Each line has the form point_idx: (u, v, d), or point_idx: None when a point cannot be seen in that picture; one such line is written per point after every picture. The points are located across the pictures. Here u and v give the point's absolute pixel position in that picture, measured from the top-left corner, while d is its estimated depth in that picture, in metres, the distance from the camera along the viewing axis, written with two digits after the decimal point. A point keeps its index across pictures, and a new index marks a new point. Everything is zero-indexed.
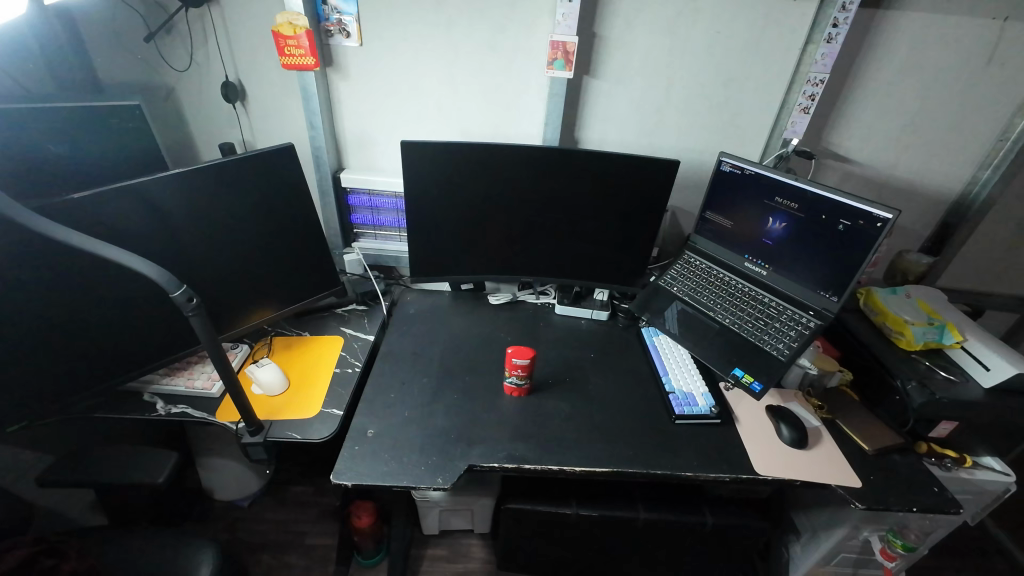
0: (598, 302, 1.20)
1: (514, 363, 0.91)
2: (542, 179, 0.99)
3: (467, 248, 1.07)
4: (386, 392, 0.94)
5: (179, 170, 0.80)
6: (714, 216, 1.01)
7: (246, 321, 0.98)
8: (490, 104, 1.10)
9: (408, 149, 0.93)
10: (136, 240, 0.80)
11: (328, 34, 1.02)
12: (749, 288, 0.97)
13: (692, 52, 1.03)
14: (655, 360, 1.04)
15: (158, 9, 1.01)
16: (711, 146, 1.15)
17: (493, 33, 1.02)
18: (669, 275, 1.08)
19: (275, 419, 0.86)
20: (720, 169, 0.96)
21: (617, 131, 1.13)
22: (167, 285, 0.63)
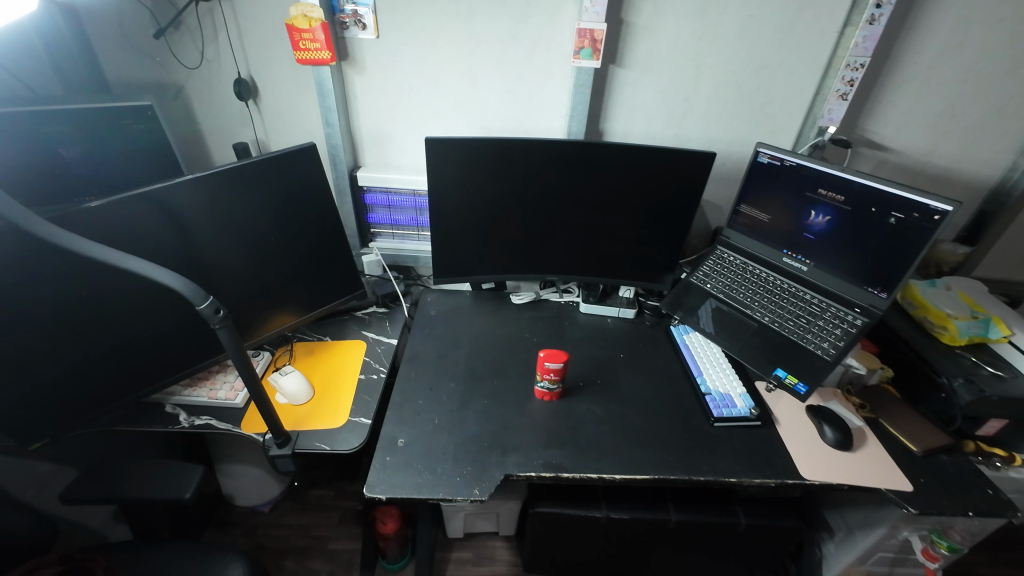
0: (624, 300, 1.17)
1: (547, 367, 0.88)
2: (570, 174, 0.95)
3: (491, 247, 1.03)
4: (414, 398, 0.91)
5: (199, 174, 0.76)
6: (749, 210, 0.97)
7: (268, 328, 0.95)
8: (511, 96, 1.06)
9: (433, 146, 0.89)
10: (154, 249, 0.77)
11: (343, 26, 0.97)
12: (789, 284, 0.93)
13: (724, 38, 0.99)
14: (688, 360, 1.01)
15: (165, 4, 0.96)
16: (741, 136, 1.10)
17: (516, 22, 0.97)
18: (702, 272, 1.04)
19: (302, 429, 0.84)
20: (757, 161, 0.92)
21: (643, 122, 1.09)
22: (193, 297, 0.60)
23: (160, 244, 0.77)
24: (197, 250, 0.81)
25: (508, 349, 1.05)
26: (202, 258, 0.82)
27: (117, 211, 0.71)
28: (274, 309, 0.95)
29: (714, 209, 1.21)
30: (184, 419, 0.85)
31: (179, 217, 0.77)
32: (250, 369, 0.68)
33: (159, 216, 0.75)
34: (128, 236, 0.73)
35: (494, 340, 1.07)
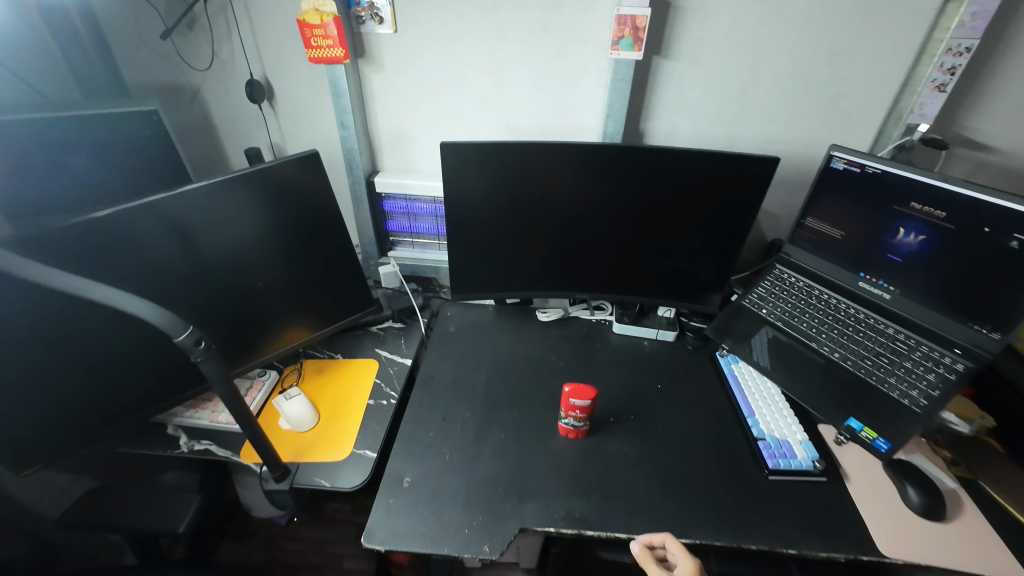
0: (663, 320, 1.04)
1: (572, 403, 0.77)
2: (603, 182, 0.83)
3: (515, 262, 0.94)
4: (424, 429, 0.83)
5: (198, 185, 0.70)
6: (817, 224, 0.82)
7: (276, 347, 0.90)
8: (540, 93, 0.95)
9: (449, 151, 0.80)
10: (152, 266, 0.71)
11: (358, 20, 0.90)
12: (866, 314, 0.78)
13: (791, 21, 0.84)
14: (737, 396, 0.88)
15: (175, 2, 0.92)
16: (808, 135, 0.95)
17: (546, 10, 0.86)
18: (755, 295, 0.90)
19: (302, 461, 0.78)
20: (830, 166, 0.78)
21: (691, 120, 0.96)
22: (170, 328, 0.53)
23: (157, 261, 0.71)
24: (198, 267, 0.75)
25: (531, 373, 0.95)
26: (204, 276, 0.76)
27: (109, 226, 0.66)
28: (282, 326, 0.89)
29: (770, 220, 1.06)
30: (185, 443, 0.81)
31: (177, 232, 0.72)
32: (240, 402, 0.62)
33: (155, 231, 0.70)
34: (123, 253, 0.68)
35: (515, 362, 0.97)
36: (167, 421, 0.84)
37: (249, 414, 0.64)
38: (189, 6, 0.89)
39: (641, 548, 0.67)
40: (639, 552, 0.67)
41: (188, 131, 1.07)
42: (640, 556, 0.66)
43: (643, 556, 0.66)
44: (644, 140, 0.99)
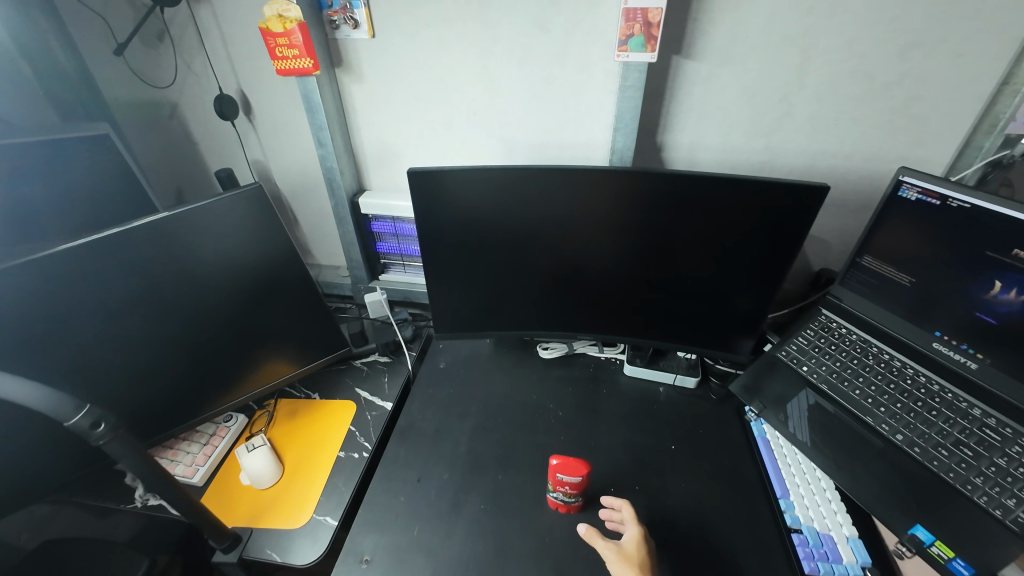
0: (684, 362, 0.89)
1: (560, 479, 0.65)
2: (604, 210, 0.70)
3: (506, 297, 0.82)
4: (394, 491, 0.73)
5: (153, 218, 0.61)
6: (878, 266, 0.68)
7: (239, 395, 0.80)
8: (539, 102, 0.82)
9: (418, 179, 0.69)
10: (93, 312, 0.61)
11: (332, 26, 0.80)
12: (941, 387, 0.62)
13: (852, 5, 0.66)
14: (769, 469, 0.72)
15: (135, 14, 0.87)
16: (870, 147, 0.77)
17: (543, 4, 0.73)
18: (794, 347, 0.74)
19: (255, 526, 0.70)
20: (899, 195, 0.64)
21: (720, 130, 0.80)
22: (61, 411, 0.45)
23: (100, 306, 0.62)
24: (150, 311, 0.65)
25: (524, 424, 0.83)
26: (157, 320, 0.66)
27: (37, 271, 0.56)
28: (256, 366, 0.80)
29: (818, 246, 0.89)
30: (140, 495, 0.76)
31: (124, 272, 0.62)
32: (165, 474, 0.55)
33: (93, 273, 0.60)
34: (58, 300, 0.59)
35: (508, 410, 0.85)
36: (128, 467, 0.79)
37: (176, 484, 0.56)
38: (145, 16, 0.83)
39: (588, 528, 0.65)
40: (586, 531, 0.65)
41: (170, 148, 1.03)
42: (587, 534, 0.64)
43: (590, 533, 0.64)
44: (662, 154, 0.84)
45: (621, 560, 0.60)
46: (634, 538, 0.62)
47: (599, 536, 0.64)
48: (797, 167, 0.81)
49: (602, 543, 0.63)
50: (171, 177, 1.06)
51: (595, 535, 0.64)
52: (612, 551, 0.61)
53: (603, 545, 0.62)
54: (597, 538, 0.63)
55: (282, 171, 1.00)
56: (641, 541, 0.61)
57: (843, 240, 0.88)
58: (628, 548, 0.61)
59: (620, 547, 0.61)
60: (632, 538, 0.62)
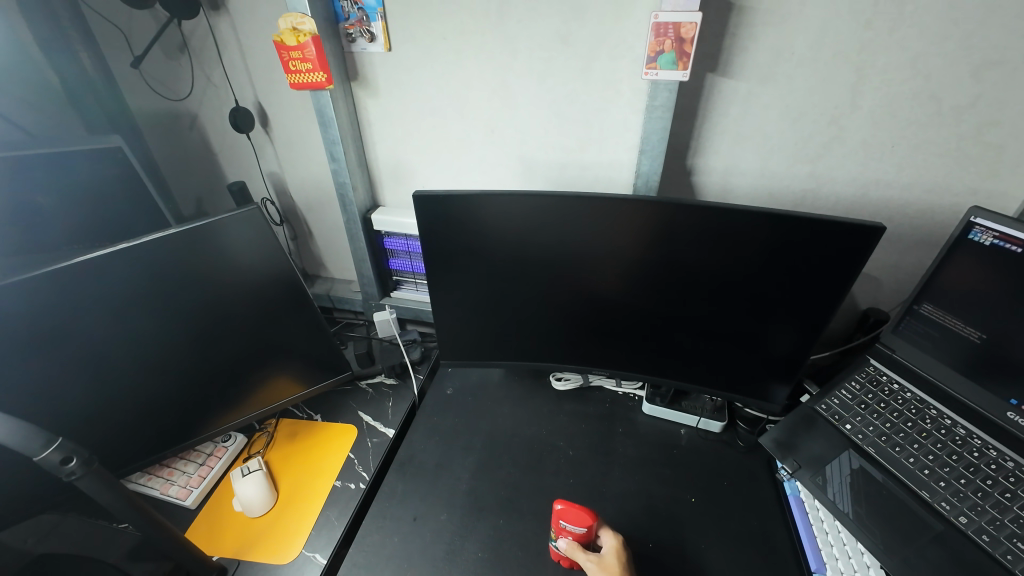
0: (709, 405, 0.81)
1: (563, 527, 0.59)
2: (624, 241, 0.64)
3: (516, 327, 0.77)
4: (388, 530, 0.68)
5: (160, 235, 0.59)
6: (941, 317, 0.61)
7: (238, 416, 0.78)
8: (561, 120, 0.77)
9: (424, 202, 0.65)
10: (88, 331, 0.59)
11: (349, 38, 0.77)
12: (1015, 466, 0.54)
13: (918, 19, 0.58)
14: (803, 537, 0.63)
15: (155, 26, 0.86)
16: (931, 178, 0.68)
17: (567, 17, 0.68)
18: (836, 402, 0.66)
19: (244, 558, 0.67)
20: (969, 238, 0.56)
21: (757, 154, 0.73)
22: (31, 446, 0.43)
23: (102, 322, 0.59)
24: (153, 329, 0.63)
25: (531, 464, 0.77)
26: (165, 339, 0.65)
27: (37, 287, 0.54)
28: (260, 386, 0.77)
29: (866, 283, 0.81)
30: None
31: (130, 289, 0.60)
32: (140, 505, 0.52)
33: (97, 292, 0.58)
34: (62, 318, 0.57)
35: (514, 446, 0.80)
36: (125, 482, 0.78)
37: (149, 516, 0.53)
38: (164, 27, 0.83)
39: (567, 540, 0.61)
40: (566, 544, 0.60)
41: (190, 159, 1.03)
42: (568, 547, 0.60)
43: (571, 545, 0.60)
44: (693, 178, 0.78)
45: (605, 572, 0.57)
46: (614, 548, 0.60)
47: (580, 547, 0.60)
48: (845, 197, 0.73)
49: (585, 554, 0.59)
50: (191, 186, 1.07)
51: (577, 547, 0.60)
52: (597, 564, 0.58)
53: (587, 557, 0.59)
54: (578, 548, 0.60)
55: (296, 184, 0.99)
56: (622, 552, 0.60)
57: (895, 278, 0.79)
58: (612, 561, 0.59)
59: (602, 558, 0.59)
60: (611, 550, 0.60)
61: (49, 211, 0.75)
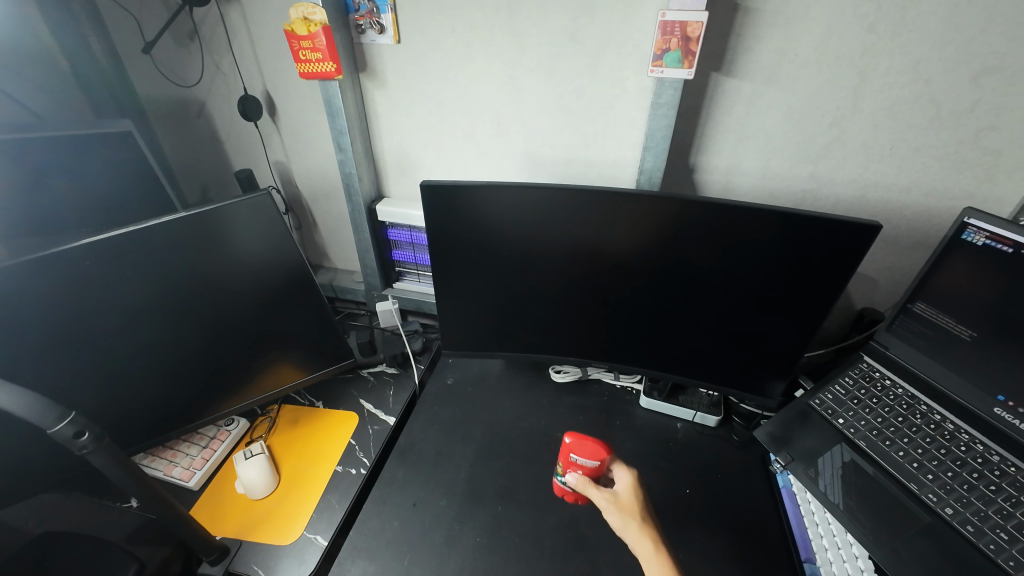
0: (706, 400, 0.82)
1: (574, 462, 0.62)
2: (625, 235, 0.65)
3: (518, 318, 0.78)
4: (388, 515, 0.70)
5: (168, 219, 0.60)
6: (934, 315, 0.63)
7: (242, 400, 0.79)
8: (566, 116, 0.78)
9: (431, 192, 0.66)
10: (97, 311, 0.60)
11: (359, 30, 0.78)
12: (1002, 460, 0.55)
13: (920, 24, 0.60)
14: (793, 525, 0.65)
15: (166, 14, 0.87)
16: (928, 181, 0.70)
17: (575, 13, 0.69)
18: (830, 397, 0.68)
19: (246, 538, 0.68)
20: (962, 238, 0.58)
21: (759, 154, 0.74)
22: (44, 419, 0.44)
23: (114, 303, 0.61)
24: (163, 311, 0.64)
25: (530, 454, 0.78)
26: (173, 321, 0.66)
27: (50, 268, 0.56)
28: (262, 372, 0.78)
29: (863, 284, 0.82)
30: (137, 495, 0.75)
31: (139, 272, 0.61)
32: (150, 484, 0.53)
33: (109, 273, 0.59)
34: (75, 299, 0.58)
35: (514, 436, 0.81)
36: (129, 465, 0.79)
37: (158, 493, 0.54)
38: (175, 15, 0.84)
39: (580, 477, 0.63)
40: (578, 481, 0.62)
41: (197, 146, 1.04)
42: (581, 484, 0.62)
43: (584, 482, 0.62)
44: (695, 176, 0.79)
45: (619, 510, 0.59)
46: (628, 486, 0.62)
47: (593, 485, 0.62)
48: (844, 198, 0.74)
49: (598, 492, 0.61)
50: (197, 174, 1.08)
51: (589, 484, 0.62)
52: (609, 501, 0.60)
53: (599, 494, 0.61)
54: (591, 486, 0.62)
55: (302, 174, 1.00)
56: (635, 489, 0.62)
57: (891, 279, 0.80)
58: (625, 499, 0.61)
59: (615, 496, 0.61)
60: (624, 487, 0.62)
61: (57, 194, 0.75)
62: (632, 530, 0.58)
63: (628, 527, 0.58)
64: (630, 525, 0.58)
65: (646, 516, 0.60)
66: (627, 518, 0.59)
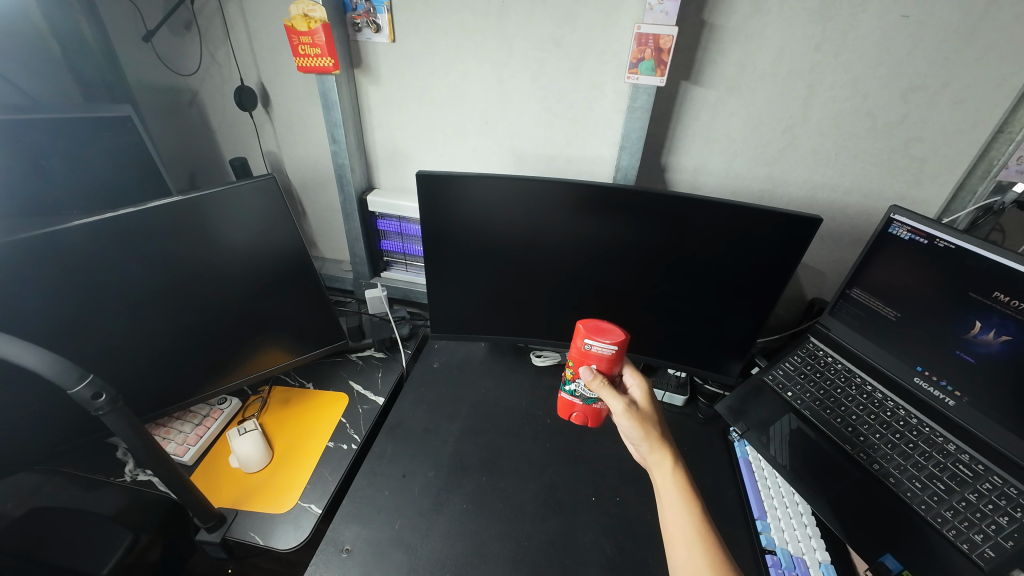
0: (674, 381, 0.89)
1: (588, 350, 0.62)
2: (602, 225, 0.72)
3: (504, 304, 0.84)
4: (378, 485, 0.74)
5: (168, 200, 0.63)
6: (867, 299, 0.72)
7: (235, 379, 0.81)
8: (549, 115, 0.84)
9: (425, 182, 0.71)
10: (102, 287, 0.63)
11: (355, 28, 0.83)
12: (920, 422, 0.64)
13: (858, 46, 0.68)
14: (749, 490, 0.71)
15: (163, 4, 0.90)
16: (866, 185, 0.79)
17: (560, 21, 0.75)
18: (781, 372, 0.78)
19: (240, 508, 0.71)
20: (889, 232, 0.67)
21: (722, 156, 0.82)
22: (65, 379, 0.48)
23: (115, 281, 0.63)
24: (165, 288, 0.67)
25: (513, 430, 0.84)
26: (174, 299, 0.69)
27: (65, 243, 0.59)
28: (254, 351, 0.81)
29: (813, 276, 0.91)
30: (131, 470, 0.78)
31: (140, 251, 0.64)
32: (160, 454, 0.56)
33: (118, 249, 0.62)
34: (88, 273, 0.61)
35: (498, 414, 0.87)
36: (120, 443, 0.82)
37: (168, 462, 0.58)
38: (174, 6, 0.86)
39: (594, 375, 0.63)
40: (593, 378, 0.63)
41: (189, 135, 1.07)
42: (597, 382, 0.63)
43: (599, 381, 0.63)
44: (666, 175, 0.86)
45: (631, 414, 0.63)
46: (642, 390, 0.67)
47: (608, 386, 0.63)
48: (797, 198, 0.83)
49: (614, 395, 0.63)
50: (187, 161, 1.10)
51: (604, 385, 0.63)
52: (626, 407, 0.63)
53: (616, 399, 0.63)
54: (607, 387, 0.63)
55: (293, 164, 1.03)
56: (650, 399, 0.66)
57: (837, 272, 0.90)
58: (642, 407, 0.65)
59: (632, 402, 0.64)
60: (640, 396, 0.66)
61: (55, 174, 0.77)
62: (649, 434, 0.63)
63: (647, 434, 0.63)
64: (649, 433, 0.63)
65: (660, 425, 0.64)
66: (646, 425, 0.63)
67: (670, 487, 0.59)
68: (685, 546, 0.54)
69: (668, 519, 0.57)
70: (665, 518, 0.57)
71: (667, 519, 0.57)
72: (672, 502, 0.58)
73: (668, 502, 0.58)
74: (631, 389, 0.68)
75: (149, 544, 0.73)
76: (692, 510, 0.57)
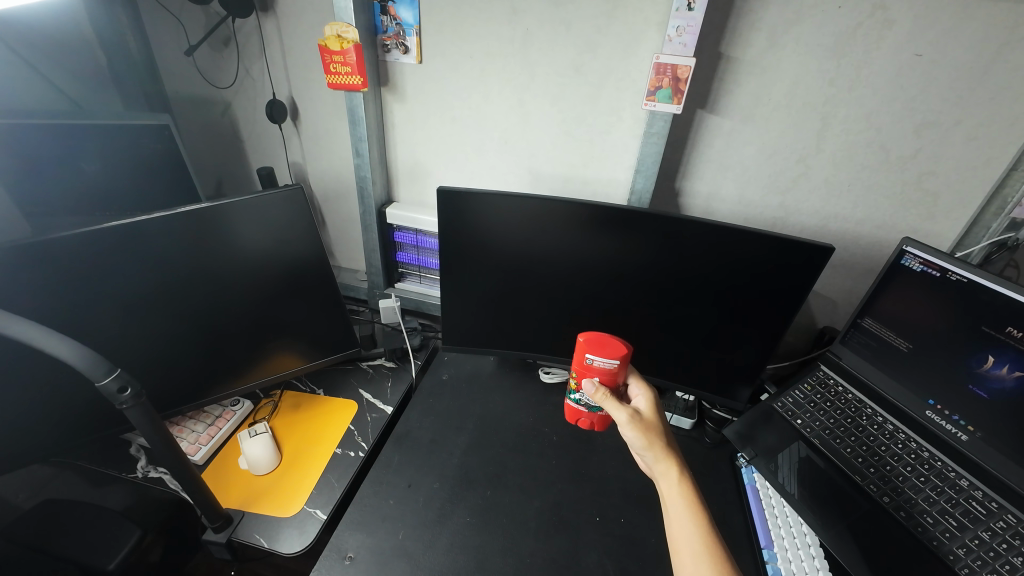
0: (682, 404, 0.89)
1: (590, 363, 0.63)
2: (614, 246, 0.73)
3: (515, 319, 0.85)
4: (383, 494, 0.74)
5: (196, 207, 0.65)
6: (879, 330, 0.72)
7: (249, 381, 0.83)
8: (567, 138, 0.87)
9: (445, 197, 0.73)
10: (126, 287, 0.65)
11: (385, 49, 0.87)
12: (932, 455, 0.64)
13: (871, 82, 0.70)
14: (755, 517, 0.70)
15: (205, 20, 0.95)
16: (878, 216, 0.80)
17: (581, 50, 0.78)
18: (791, 400, 0.78)
19: (248, 510, 0.72)
20: (901, 263, 0.68)
21: (735, 183, 0.83)
22: (94, 371, 0.49)
23: (137, 281, 0.66)
24: (187, 289, 0.70)
25: (517, 446, 0.84)
26: (193, 300, 0.71)
27: (94, 244, 0.61)
28: (269, 355, 0.83)
29: (825, 304, 0.92)
30: (143, 467, 0.79)
31: (166, 253, 0.66)
32: (175, 449, 0.57)
33: (142, 247, 0.64)
34: (111, 272, 0.64)
35: (504, 430, 0.87)
36: (134, 438, 0.83)
37: (183, 459, 0.59)
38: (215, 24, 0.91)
39: (597, 388, 0.64)
40: (596, 391, 0.64)
41: (218, 143, 1.11)
42: (601, 395, 0.63)
43: (603, 393, 0.63)
44: (680, 200, 0.88)
45: (636, 425, 0.63)
46: (648, 402, 0.67)
47: (611, 398, 0.64)
48: (809, 226, 0.84)
49: (618, 406, 0.64)
50: (217, 170, 1.15)
51: (608, 397, 0.64)
52: (631, 417, 0.63)
53: (619, 410, 0.64)
54: (611, 399, 0.63)
55: (316, 175, 1.06)
56: (654, 408, 0.66)
57: (848, 300, 0.90)
58: (646, 416, 0.65)
59: (636, 412, 0.65)
60: (645, 406, 0.67)
61: (90, 178, 0.81)
62: (653, 444, 0.62)
63: (650, 443, 0.62)
64: (652, 442, 0.62)
65: (665, 435, 0.64)
66: (649, 434, 0.63)
67: (676, 497, 0.58)
68: (692, 557, 0.53)
69: (674, 530, 0.56)
70: (670, 529, 0.57)
71: (673, 530, 0.56)
72: (677, 512, 0.57)
73: (674, 512, 0.57)
74: (636, 400, 0.68)
75: (150, 545, 0.72)
76: (698, 520, 0.56)
